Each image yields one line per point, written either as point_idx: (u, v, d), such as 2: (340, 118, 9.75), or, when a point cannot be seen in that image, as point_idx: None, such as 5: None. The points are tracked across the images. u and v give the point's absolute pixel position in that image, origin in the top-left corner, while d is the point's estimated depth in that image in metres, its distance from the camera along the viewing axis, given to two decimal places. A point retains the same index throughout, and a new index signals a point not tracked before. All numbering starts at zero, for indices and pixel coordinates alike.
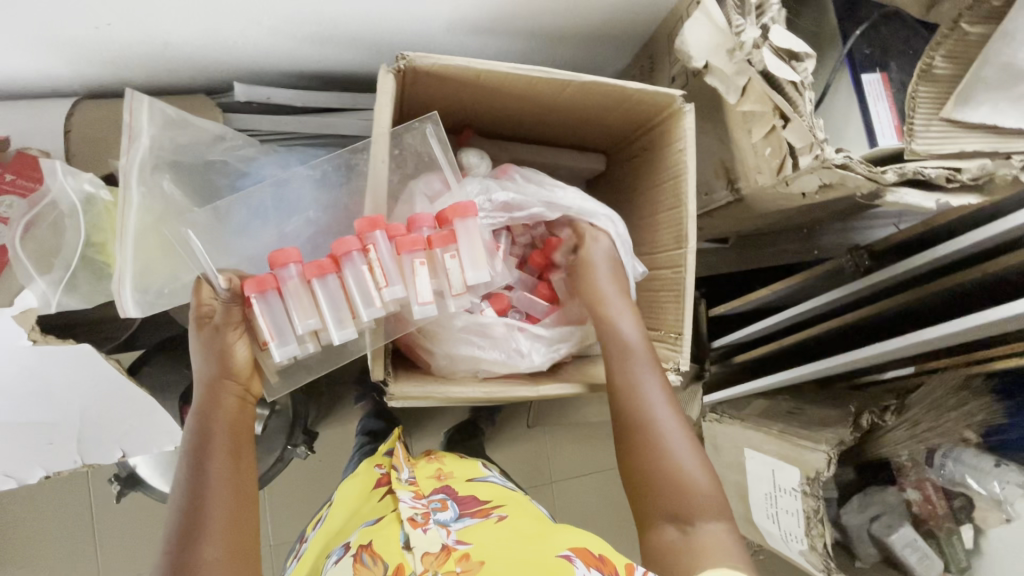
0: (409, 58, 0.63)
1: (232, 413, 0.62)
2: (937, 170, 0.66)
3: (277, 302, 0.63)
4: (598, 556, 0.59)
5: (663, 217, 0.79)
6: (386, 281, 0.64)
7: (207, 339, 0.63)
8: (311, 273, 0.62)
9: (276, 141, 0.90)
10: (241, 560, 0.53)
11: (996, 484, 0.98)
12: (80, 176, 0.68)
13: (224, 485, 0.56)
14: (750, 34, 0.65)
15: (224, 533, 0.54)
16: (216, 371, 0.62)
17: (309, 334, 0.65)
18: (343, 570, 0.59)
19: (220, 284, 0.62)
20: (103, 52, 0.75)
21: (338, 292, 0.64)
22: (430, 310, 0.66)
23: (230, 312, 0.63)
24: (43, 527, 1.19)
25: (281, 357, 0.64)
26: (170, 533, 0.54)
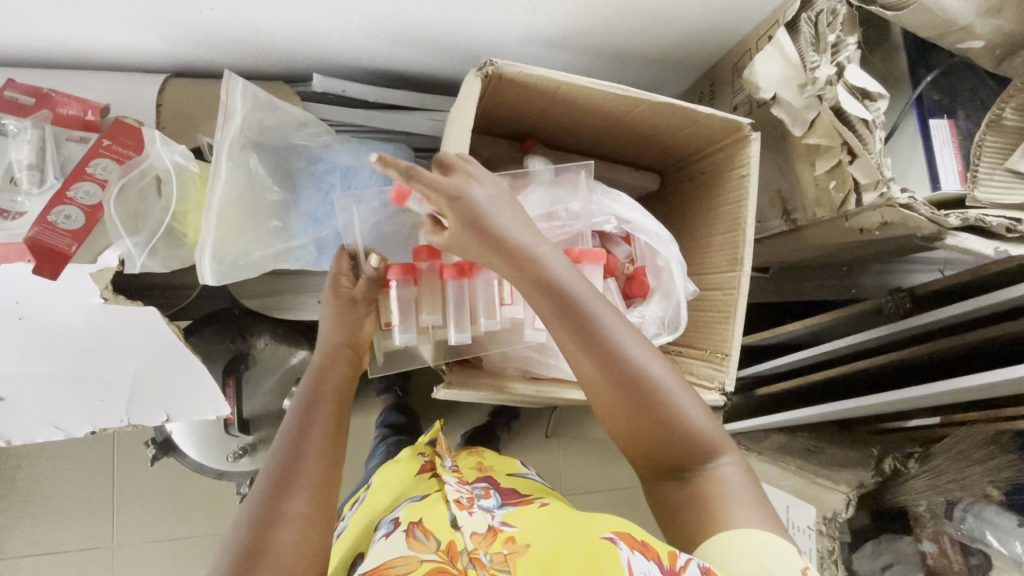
0: (496, 65, 0.66)
1: (344, 377, 0.66)
2: (998, 219, 0.66)
3: (411, 291, 0.69)
4: (643, 543, 0.57)
5: (718, 241, 0.81)
6: (511, 299, 0.69)
7: (342, 308, 0.69)
8: (448, 274, 0.67)
9: (347, 132, 0.94)
10: (328, 507, 0.52)
11: (1018, 544, 0.95)
12: (173, 147, 0.72)
13: (325, 444, 0.56)
14: (824, 71, 0.68)
15: (317, 486, 0.52)
16: (343, 337, 0.68)
17: (427, 329, 0.70)
18: (395, 543, 0.60)
19: (370, 262, 0.67)
20: (202, 33, 0.79)
21: (467, 297, 0.69)
22: (540, 337, 0.71)
23: (369, 290, 0.69)
24: (69, 484, 1.22)
25: (400, 342, 0.70)
26: (268, 472, 0.52)
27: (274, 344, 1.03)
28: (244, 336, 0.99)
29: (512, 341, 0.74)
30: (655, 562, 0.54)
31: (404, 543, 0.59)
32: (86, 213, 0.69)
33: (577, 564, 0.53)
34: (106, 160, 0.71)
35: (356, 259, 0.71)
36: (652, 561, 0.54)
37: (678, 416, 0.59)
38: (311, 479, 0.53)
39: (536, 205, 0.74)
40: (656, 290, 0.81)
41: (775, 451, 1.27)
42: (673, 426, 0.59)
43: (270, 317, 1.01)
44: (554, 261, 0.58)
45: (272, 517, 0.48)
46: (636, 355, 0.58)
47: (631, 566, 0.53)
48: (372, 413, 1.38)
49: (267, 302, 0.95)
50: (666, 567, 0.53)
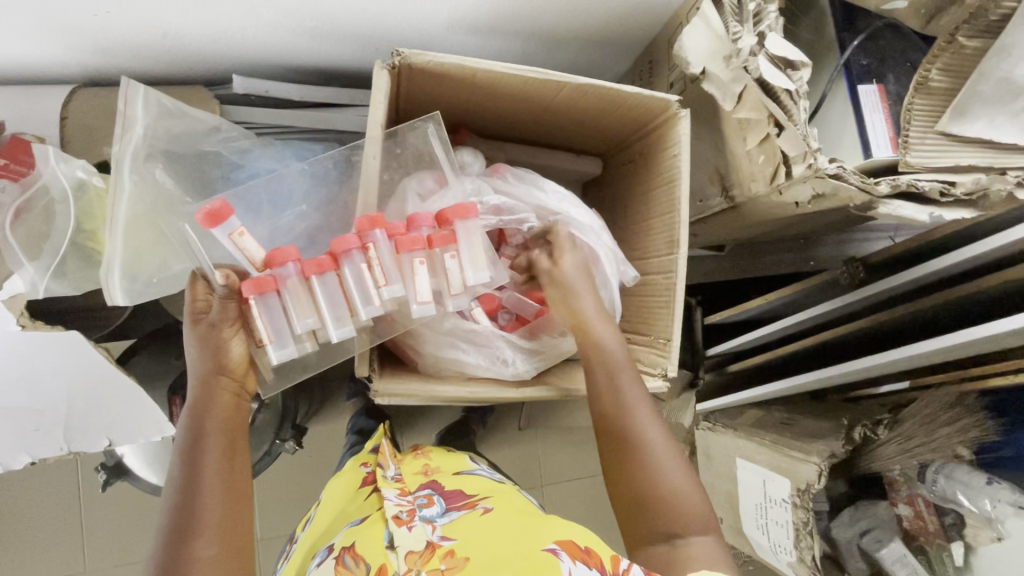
0: (403, 55, 0.63)
1: (227, 409, 0.61)
2: (931, 183, 0.66)
3: (275, 301, 0.63)
4: (584, 549, 0.58)
5: (657, 223, 0.79)
6: (385, 279, 0.65)
7: (203, 336, 0.61)
8: (310, 271, 0.63)
9: (272, 134, 0.90)
10: (232, 553, 0.53)
11: (986, 502, 0.96)
12: (71, 163, 0.69)
13: (216, 485, 0.56)
14: (746, 42, 0.65)
15: (218, 530, 0.53)
16: (211, 367, 0.61)
17: (307, 334, 0.65)
18: (326, 572, 0.60)
19: (218, 279, 0.61)
20: (102, 40, 0.75)
21: (336, 289, 0.65)
22: (428, 310, 0.67)
23: (226, 309, 0.62)
24: (29, 515, 1.18)
25: (278, 359, 0.64)
26: (162, 531, 0.53)
27: None
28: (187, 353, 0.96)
29: (441, 338, 0.73)
30: (596, 569, 0.55)
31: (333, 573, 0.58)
32: None
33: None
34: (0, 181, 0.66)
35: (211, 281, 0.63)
36: (594, 568, 0.55)
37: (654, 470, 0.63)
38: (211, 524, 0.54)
39: (455, 201, 0.73)
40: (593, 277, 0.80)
41: (750, 425, 1.24)
42: (648, 481, 0.63)
43: None
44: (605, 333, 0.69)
45: (173, 570, 0.50)
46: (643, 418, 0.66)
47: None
48: (339, 420, 1.35)
49: None
50: (608, 571, 0.55)
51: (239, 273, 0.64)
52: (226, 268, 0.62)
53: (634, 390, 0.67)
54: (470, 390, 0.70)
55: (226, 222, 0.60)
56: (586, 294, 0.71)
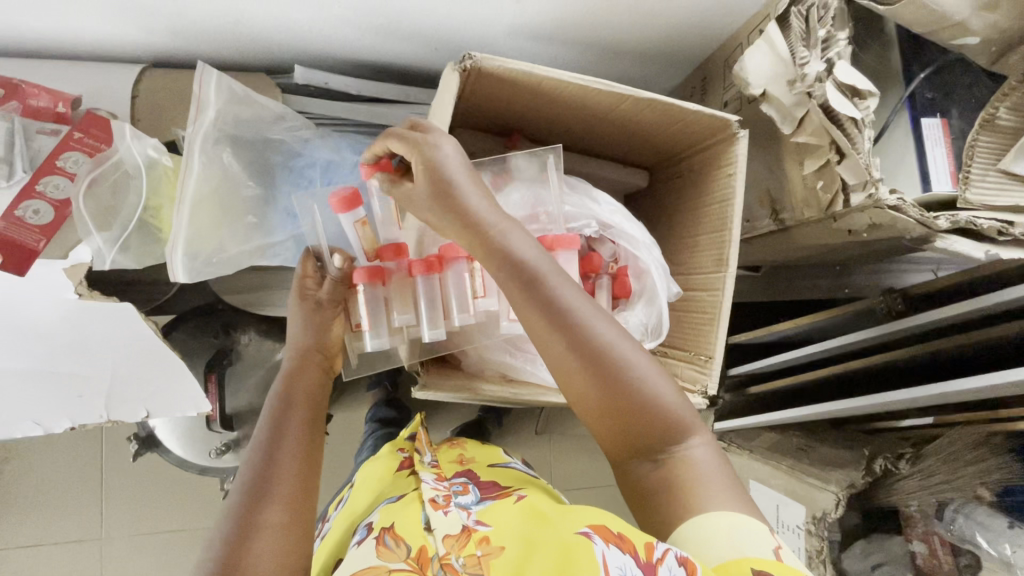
0: (475, 58, 0.64)
1: (314, 384, 0.62)
2: (989, 222, 0.65)
3: (380, 293, 0.68)
4: (617, 534, 0.55)
5: (705, 240, 0.80)
6: (483, 291, 0.69)
7: (308, 312, 0.66)
8: (418, 271, 0.68)
9: (328, 125, 0.91)
10: (302, 526, 0.51)
11: (1007, 546, 0.95)
12: (145, 140, 0.71)
13: (294, 456, 0.54)
14: (814, 68, 0.66)
15: (292, 501, 0.51)
16: (310, 342, 0.65)
17: (401, 329, 0.70)
18: (366, 550, 0.59)
19: (335, 262, 0.67)
20: (178, 23, 0.77)
21: (437, 292, 0.69)
22: (517, 327, 0.70)
23: (336, 291, 0.67)
24: (54, 478, 1.20)
25: (372, 347, 0.69)
26: (239, 489, 0.51)
27: (259, 340, 1.00)
28: (226, 331, 0.98)
29: (488, 341, 0.74)
30: (630, 555, 0.52)
31: (374, 551, 0.57)
32: (54, 209, 0.67)
33: (549, 562, 0.52)
34: (76, 154, 0.69)
35: (321, 260, 0.68)
36: (628, 554, 0.52)
37: (640, 387, 0.57)
38: (284, 495, 0.52)
39: (519, 206, 0.74)
40: (641, 294, 0.79)
41: (764, 449, 1.22)
42: (631, 400, 0.56)
43: (253, 314, 0.99)
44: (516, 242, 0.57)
45: (244, 537, 0.47)
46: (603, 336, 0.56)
47: (606, 561, 0.51)
48: (359, 410, 1.36)
49: (249, 298, 0.94)
50: (641, 560, 0.51)
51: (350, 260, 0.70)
52: (343, 253, 0.68)
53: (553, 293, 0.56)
54: (517, 394, 0.70)
55: (354, 210, 0.63)
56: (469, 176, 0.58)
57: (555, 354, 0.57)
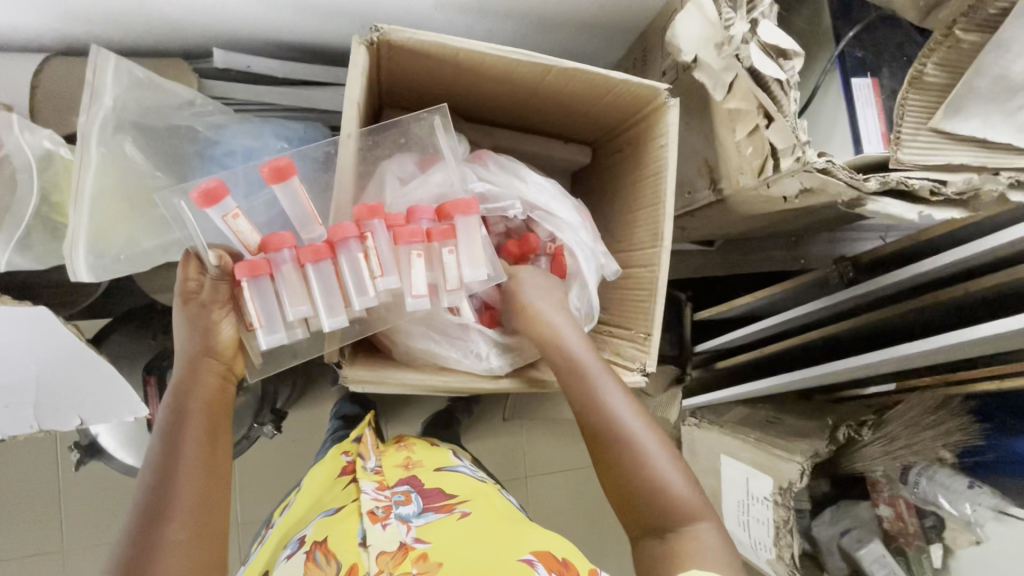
0: (382, 31, 0.61)
1: (212, 392, 0.61)
2: (921, 182, 0.64)
3: (268, 286, 0.62)
4: (561, 561, 0.59)
5: (641, 215, 0.77)
6: (381, 270, 0.65)
7: (191, 315, 0.62)
8: (306, 258, 0.62)
9: (253, 111, 0.87)
10: (207, 538, 0.51)
11: (967, 505, 0.97)
12: (38, 132, 0.67)
13: (196, 464, 0.54)
14: (739, 28, 0.62)
15: (193, 513, 0.51)
16: (198, 349, 0.62)
17: (298, 321, 0.65)
18: (296, 565, 0.58)
19: (211, 260, 0.61)
20: (74, 6, 0.72)
21: (331, 278, 0.64)
22: (421, 304, 0.66)
23: (217, 291, 0.62)
24: (5, 492, 1.16)
25: (268, 344, 0.64)
26: (135, 507, 0.51)
27: None
28: (163, 332, 0.94)
29: (415, 328, 0.71)
30: None
31: (301, 569, 0.57)
32: None
33: None
34: None
35: (204, 261, 0.62)
36: None
37: (651, 468, 0.61)
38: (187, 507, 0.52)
39: (436, 185, 0.71)
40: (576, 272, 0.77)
41: (735, 422, 1.22)
42: (642, 479, 0.61)
43: None
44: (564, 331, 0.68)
45: (142, 555, 0.47)
46: (630, 423, 0.64)
47: None
48: (321, 406, 1.33)
49: None
50: None
51: (232, 254, 0.63)
52: (221, 249, 0.61)
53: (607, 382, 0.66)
54: (445, 382, 0.70)
55: (221, 203, 0.58)
56: (538, 291, 0.70)
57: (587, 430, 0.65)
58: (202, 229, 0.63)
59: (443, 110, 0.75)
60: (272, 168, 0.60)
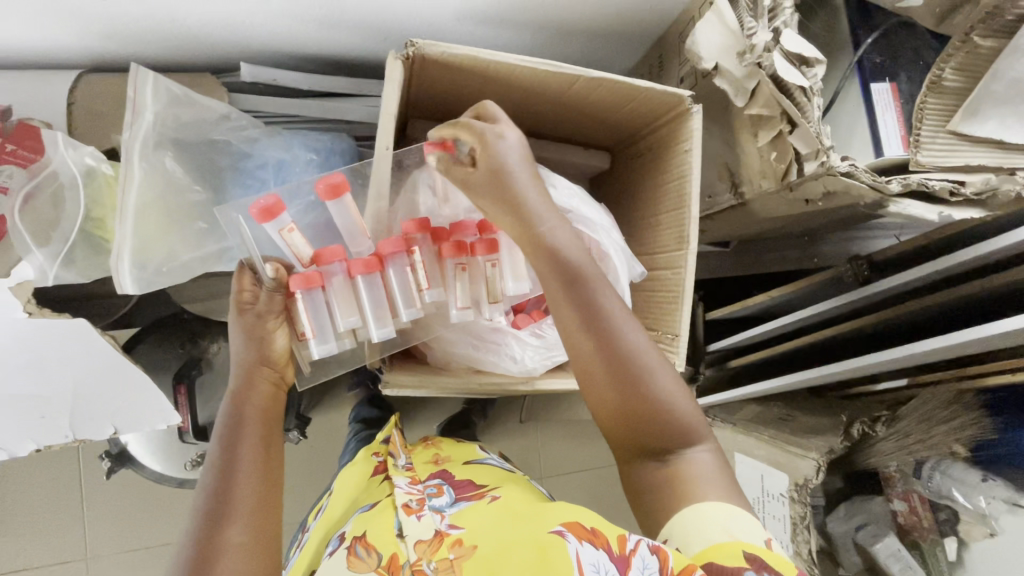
0: (417, 46, 0.63)
1: (266, 401, 0.61)
2: (941, 183, 0.65)
3: (320, 298, 0.66)
4: (591, 530, 0.55)
5: (665, 219, 0.80)
6: (427, 283, 0.70)
7: (248, 325, 0.62)
8: (358, 271, 0.66)
9: (281, 124, 0.89)
10: (265, 537, 0.52)
11: (982, 498, 1.00)
12: (80, 149, 0.68)
13: (254, 468, 0.55)
14: (761, 37, 0.65)
15: (254, 518, 0.52)
16: (253, 357, 0.62)
17: (347, 332, 0.69)
18: (338, 561, 0.59)
19: (266, 272, 0.63)
20: (110, 25, 0.73)
21: (381, 291, 0.69)
22: (467, 315, 0.72)
23: (272, 301, 0.63)
24: (35, 502, 1.18)
25: (320, 354, 0.67)
26: (198, 511, 0.52)
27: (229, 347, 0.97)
28: (192, 341, 0.96)
29: (451, 335, 0.75)
30: (603, 550, 0.53)
31: (345, 563, 0.58)
32: None
33: (525, 565, 0.52)
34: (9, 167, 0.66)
35: (258, 272, 0.64)
36: (601, 550, 0.52)
37: (653, 397, 0.58)
38: (247, 510, 0.52)
39: (468, 196, 0.75)
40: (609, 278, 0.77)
41: (747, 421, 1.24)
42: (646, 407, 0.58)
43: (219, 321, 0.97)
44: (554, 232, 0.59)
45: (207, 555, 0.48)
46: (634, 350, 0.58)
47: (580, 560, 0.51)
48: (341, 410, 1.34)
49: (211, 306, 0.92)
50: (614, 552, 0.52)
51: (285, 266, 0.66)
52: (276, 262, 0.64)
53: (605, 295, 0.58)
54: (481, 384, 0.71)
55: (277, 219, 0.60)
56: (530, 176, 0.59)
57: (575, 346, 0.59)
58: (258, 244, 0.65)
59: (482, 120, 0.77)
60: (327, 181, 0.62)
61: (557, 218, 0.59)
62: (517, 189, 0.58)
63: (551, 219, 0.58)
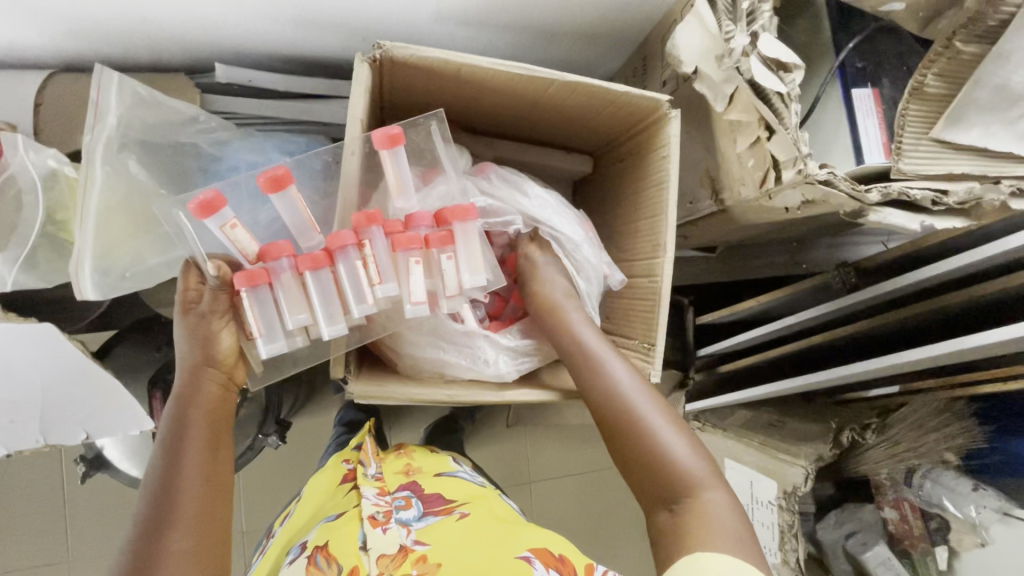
0: (385, 48, 0.61)
1: (213, 401, 0.61)
2: (922, 193, 0.64)
3: (267, 295, 0.63)
4: (559, 557, 0.56)
5: (644, 225, 0.78)
6: (380, 278, 0.65)
7: (192, 325, 0.62)
8: (305, 266, 0.62)
9: (256, 125, 0.87)
10: (210, 540, 0.52)
11: (972, 508, 1.00)
12: (42, 152, 0.67)
13: (199, 472, 0.55)
14: (739, 41, 0.63)
15: (196, 520, 0.52)
16: (198, 358, 0.61)
17: (298, 329, 0.65)
18: (296, 570, 0.57)
19: (210, 270, 0.61)
20: (78, 24, 0.72)
21: (330, 286, 0.64)
22: (421, 311, 0.66)
23: (217, 300, 0.62)
24: (13, 506, 1.17)
25: (268, 354, 0.64)
26: (140, 517, 0.51)
27: None
28: (167, 345, 0.94)
29: (419, 340, 0.72)
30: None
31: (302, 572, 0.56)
32: None
33: None
34: None
35: (202, 269, 0.63)
36: None
37: (654, 440, 0.60)
38: (190, 515, 0.52)
39: (437, 198, 0.72)
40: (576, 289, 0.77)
41: (739, 425, 1.22)
42: (649, 448, 0.60)
43: None
44: (574, 319, 0.70)
45: (146, 561, 0.48)
46: (634, 395, 0.63)
47: None
48: (324, 415, 1.33)
49: None
50: None
51: (231, 264, 0.63)
52: (220, 260, 0.62)
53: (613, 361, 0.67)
54: (448, 394, 0.70)
55: (218, 214, 0.58)
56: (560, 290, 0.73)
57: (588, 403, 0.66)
58: (201, 241, 0.63)
59: (440, 114, 0.74)
60: (268, 176, 0.59)
61: (574, 306, 0.72)
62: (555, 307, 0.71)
63: (568, 306, 0.71)
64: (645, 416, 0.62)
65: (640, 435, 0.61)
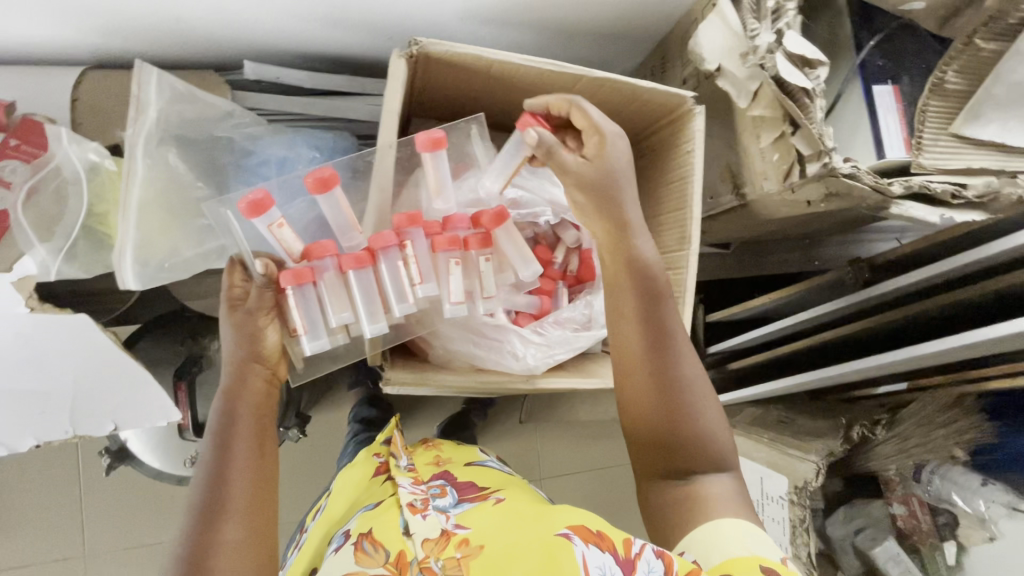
0: (421, 44, 0.63)
1: (258, 396, 0.60)
2: (942, 186, 0.66)
3: (312, 292, 0.66)
4: (596, 532, 0.56)
5: (669, 219, 0.80)
6: (421, 278, 0.68)
7: (239, 322, 0.61)
8: (348, 265, 0.65)
9: (283, 121, 0.89)
10: (259, 535, 0.52)
11: (981, 503, 0.97)
12: (85, 145, 0.69)
13: (247, 470, 0.55)
14: (764, 39, 0.65)
15: (246, 515, 0.52)
16: (246, 354, 0.60)
17: (341, 327, 0.69)
18: (344, 558, 0.58)
19: (258, 268, 0.62)
20: (115, 22, 0.74)
21: (372, 285, 0.67)
22: (460, 309, 0.69)
23: (263, 297, 0.62)
24: (34, 498, 1.18)
25: (312, 350, 0.66)
26: (192, 511, 0.52)
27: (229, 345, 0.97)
28: (192, 337, 0.95)
29: (450, 333, 0.74)
30: (609, 553, 0.54)
31: (352, 558, 0.57)
32: None
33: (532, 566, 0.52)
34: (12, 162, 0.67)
35: (249, 269, 0.63)
36: (608, 552, 0.53)
37: (695, 415, 0.62)
38: (241, 509, 0.53)
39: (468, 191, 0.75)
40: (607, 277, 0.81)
41: (748, 424, 1.23)
42: (686, 419, 0.62)
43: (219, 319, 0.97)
44: (642, 248, 0.65)
45: (201, 554, 0.49)
46: (684, 362, 0.64)
47: (587, 562, 0.52)
48: (341, 409, 1.34)
49: None
50: (620, 556, 0.54)
51: (275, 262, 0.65)
52: (265, 258, 0.63)
53: (666, 310, 0.65)
54: (479, 382, 0.72)
55: (267, 214, 0.61)
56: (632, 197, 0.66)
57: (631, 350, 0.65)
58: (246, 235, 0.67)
59: (480, 117, 0.78)
60: (316, 177, 0.61)
61: (643, 231, 0.66)
62: (619, 205, 0.65)
63: (637, 229, 0.65)
64: (687, 383, 0.63)
65: (682, 402, 0.62)
